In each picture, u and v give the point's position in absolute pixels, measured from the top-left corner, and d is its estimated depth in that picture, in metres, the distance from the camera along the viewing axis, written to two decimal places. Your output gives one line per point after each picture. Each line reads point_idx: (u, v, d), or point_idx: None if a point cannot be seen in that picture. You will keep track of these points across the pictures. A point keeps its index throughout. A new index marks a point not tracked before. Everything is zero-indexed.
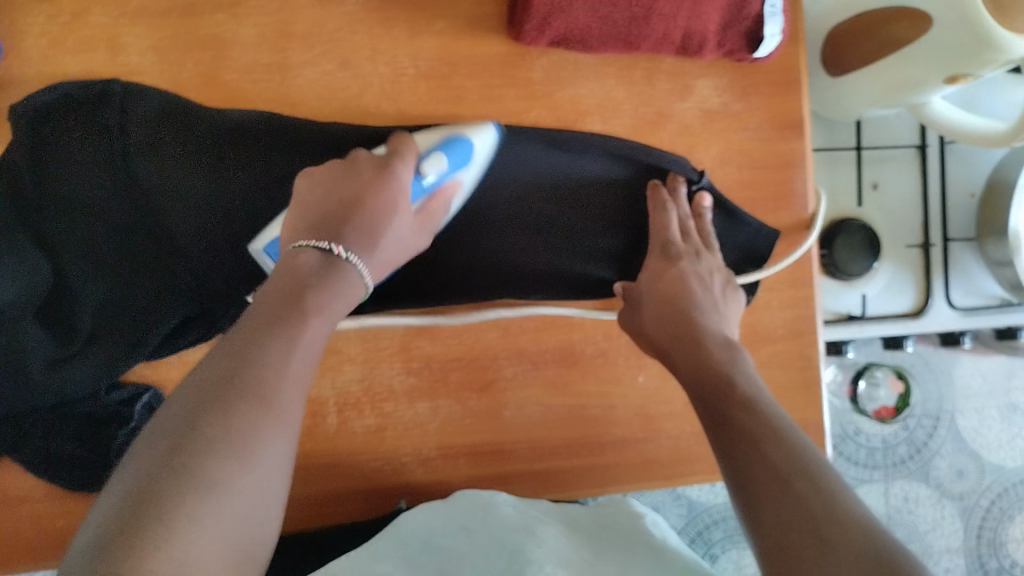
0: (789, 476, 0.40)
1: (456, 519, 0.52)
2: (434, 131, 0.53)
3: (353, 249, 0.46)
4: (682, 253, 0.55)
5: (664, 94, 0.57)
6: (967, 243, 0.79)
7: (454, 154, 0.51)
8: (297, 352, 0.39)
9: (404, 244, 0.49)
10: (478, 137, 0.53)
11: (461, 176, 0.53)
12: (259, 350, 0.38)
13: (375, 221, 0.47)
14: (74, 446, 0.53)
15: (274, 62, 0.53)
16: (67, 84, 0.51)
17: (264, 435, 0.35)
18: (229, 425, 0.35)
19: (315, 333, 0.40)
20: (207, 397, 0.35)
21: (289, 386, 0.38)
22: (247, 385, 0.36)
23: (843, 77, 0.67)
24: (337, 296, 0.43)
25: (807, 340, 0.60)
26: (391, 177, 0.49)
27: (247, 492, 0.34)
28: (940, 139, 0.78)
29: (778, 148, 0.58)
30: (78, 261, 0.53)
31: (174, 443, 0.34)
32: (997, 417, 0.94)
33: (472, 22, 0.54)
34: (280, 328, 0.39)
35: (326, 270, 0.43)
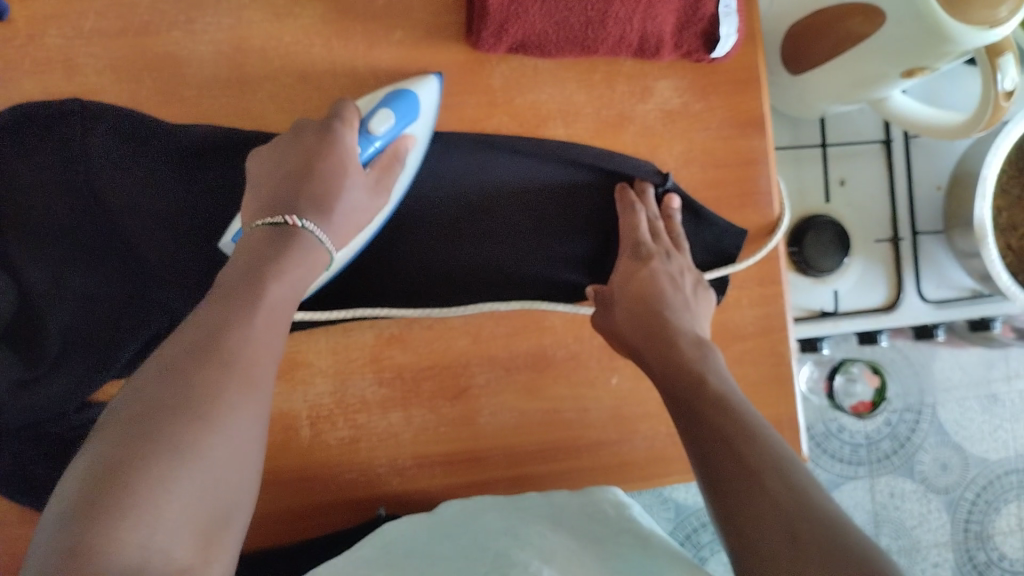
0: (760, 475, 0.40)
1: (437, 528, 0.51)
2: (377, 91, 0.51)
3: (309, 220, 0.46)
4: (653, 252, 0.55)
5: (625, 96, 0.57)
6: (936, 236, 0.79)
7: (399, 108, 0.50)
8: (258, 319, 0.39)
9: (359, 206, 0.48)
10: (421, 91, 0.51)
11: (411, 129, 0.51)
12: (220, 323, 0.38)
13: (327, 186, 0.46)
14: (43, 467, 0.53)
15: (234, 77, 0.53)
16: (27, 105, 0.51)
17: (229, 400, 0.36)
18: (191, 391, 0.35)
19: (277, 299, 0.41)
20: (168, 366, 0.36)
21: (253, 350, 0.38)
22: (208, 352, 0.36)
23: (803, 74, 0.68)
24: (299, 262, 0.43)
25: (778, 336, 0.60)
26: (337, 140, 0.47)
27: (216, 455, 0.34)
28: (904, 134, 0.79)
29: (740, 145, 0.59)
30: (41, 281, 0.52)
31: (138, 413, 0.34)
32: (978, 409, 0.95)
33: (430, 32, 0.55)
34: (243, 299, 0.40)
35: (281, 240, 0.44)
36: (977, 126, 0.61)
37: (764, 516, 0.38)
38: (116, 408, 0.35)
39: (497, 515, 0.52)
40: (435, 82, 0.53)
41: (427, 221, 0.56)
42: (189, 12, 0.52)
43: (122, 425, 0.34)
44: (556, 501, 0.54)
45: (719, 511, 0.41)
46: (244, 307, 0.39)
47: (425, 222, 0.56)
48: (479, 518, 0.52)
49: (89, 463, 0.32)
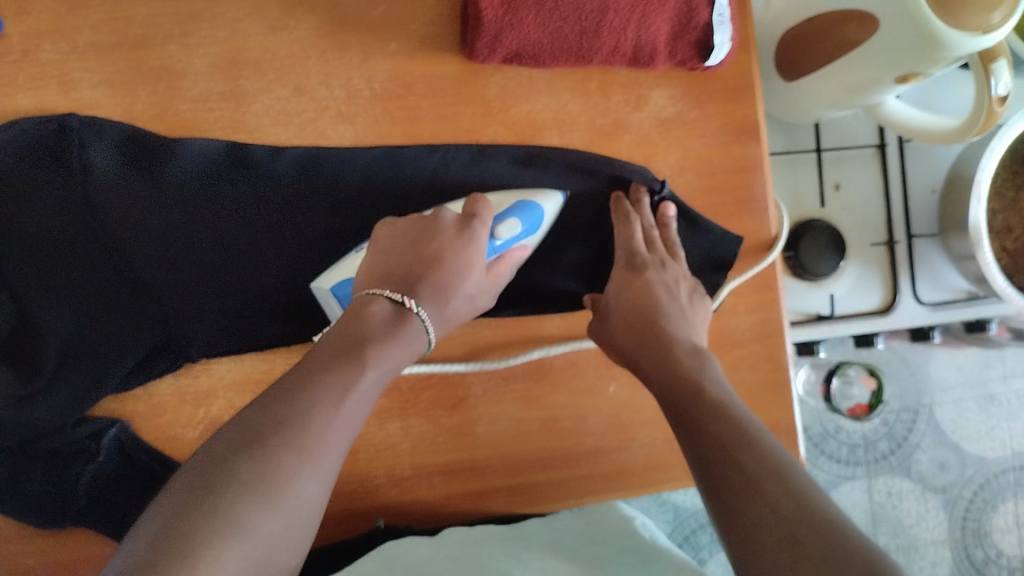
0: (759, 481, 0.40)
1: (442, 552, 0.52)
2: (509, 194, 0.54)
3: (424, 304, 0.47)
4: (649, 263, 0.55)
5: (619, 105, 0.57)
6: (932, 238, 0.79)
7: (527, 219, 0.52)
8: (346, 407, 0.41)
9: (471, 301, 0.50)
10: (547, 204, 0.53)
11: (529, 240, 0.53)
12: (308, 400, 0.40)
13: (448, 282, 0.49)
14: (40, 481, 0.52)
15: (228, 90, 0.53)
16: (25, 120, 0.51)
17: (299, 482, 0.37)
18: (267, 471, 0.36)
19: (368, 386, 0.42)
20: (253, 438, 0.37)
21: (334, 438, 0.39)
22: (293, 434, 0.38)
23: (796, 81, 0.68)
24: (399, 350, 0.44)
25: (775, 342, 0.60)
26: (471, 242, 0.50)
27: (273, 538, 0.35)
28: (898, 138, 0.79)
29: (735, 152, 0.59)
30: (40, 297, 0.53)
31: (213, 482, 0.36)
32: (975, 409, 0.95)
33: (424, 43, 0.55)
34: (340, 381, 0.41)
35: (389, 322, 0.45)
36: (971, 133, 0.61)
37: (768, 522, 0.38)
38: (198, 464, 0.37)
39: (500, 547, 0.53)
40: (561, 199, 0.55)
41: None
42: (183, 26, 0.52)
43: (197, 490, 0.35)
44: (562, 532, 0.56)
45: (721, 522, 0.41)
46: (336, 391, 0.41)
47: None
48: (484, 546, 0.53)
49: (163, 520, 0.34)
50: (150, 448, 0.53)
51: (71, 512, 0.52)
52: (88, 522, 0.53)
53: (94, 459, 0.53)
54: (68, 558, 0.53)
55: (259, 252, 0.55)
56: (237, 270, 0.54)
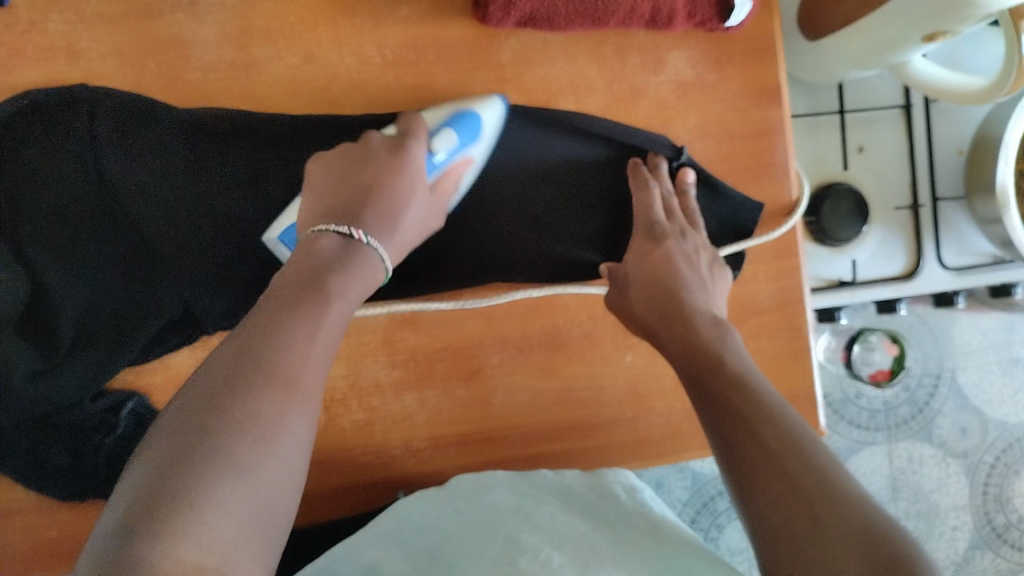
0: (781, 454, 0.40)
1: (448, 505, 0.51)
2: (443, 107, 0.53)
3: (372, 234, 0.47)
4: (669, 230, 0.54)
5: (637, 68, 0.56)
6: (957, 202, 0.78)
7: (465, 130, 0.51)
8: (319, 342, 0.40)
9: (419, 224, 0.50)
10: (487, 111, 0.52)
11: (471, 152, 0.53)
12: (284, 334, 0.38)
13: (391, 205, 0.48)
14: (60, 455, 0.53)
15: (237, 59, 0.52)
16: (33, 92, 0.50)
17: (289, 419, 0.36)
18: (253, 410, 0.35)
19: (334, 321, 0.41)
20: (230, 379, 0.36)
21: (310, 374, 0.38)
22: (276, 369, 0.37)
23: (821, 41, 0.66)
24: (357, 275, 0.44)
25: (795, 311, 0.59)
26: (409, 159, 0.49)
27: (273, 477, 0.34)
28: (924, 98, 0.77)
29: (755, 116, 0.57)
30: (54, 270, 0.52)
31: (207, 415, 0.34)
32: (998, 373, 0.94)
33: (437, 8, 0.53)
34: (309, 317, 0.40)
35: (342, 254, 0.44)
36: (998, 93, 0.59)
37: (790, 496, 0.38)
38: (177, 404, 0.35)
39: (509, 493, 0.52)
40: (501, 105, 0.53)
41: None
42: None
43: (187, 429, 0.33)
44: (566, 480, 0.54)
45: (741, 495, 0.40)
46: (302, 326, 0.39)
47: None
48: (493, 492, 0.52)
49: (153, 464, 0.32)
50: None
51: (92, 484, 0.53)
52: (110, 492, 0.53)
53: (114, 433, 0.53)
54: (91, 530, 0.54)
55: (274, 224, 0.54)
56: (253, 243, 0.54)
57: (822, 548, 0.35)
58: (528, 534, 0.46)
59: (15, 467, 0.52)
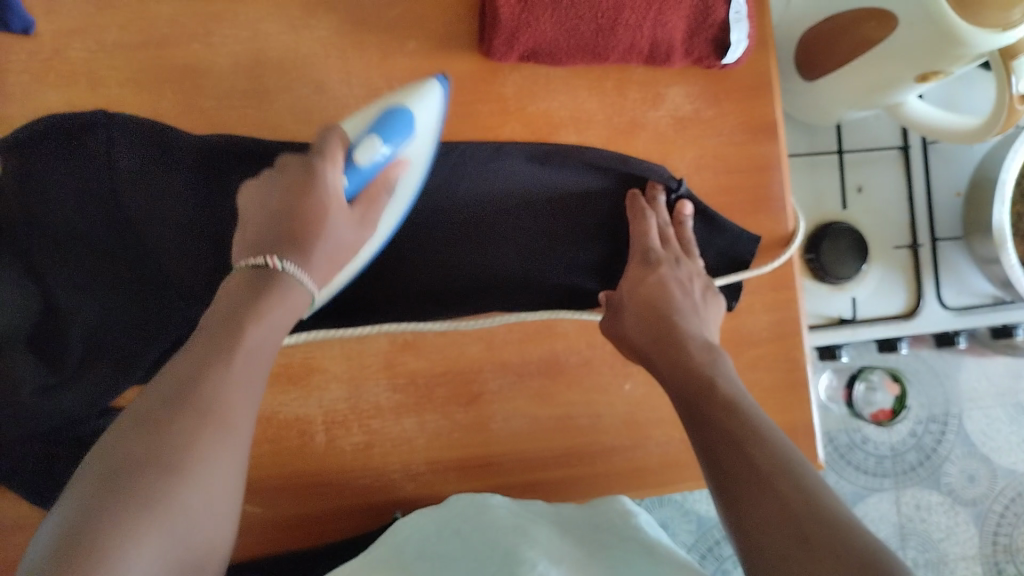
0: (771, 476, 0.40)
1: (449, 525, 0.51)
2: (369, 110, 0.49)
3: (291, 260, 0.43)
4: (662, 257, 0.55)
5: (636, 103, 0.58)
6: (955, 242, 0.79)
7: (391, 130, 0.47)
8: (237, 366, 0.38)
9: (346, 242, 0.46)
10: (420, 108, 0.49)
11: (405, 152, 0.49)
12: (196, 369, 0.37)
13: (308, 229, 0.43)
14: (68, 468, 0.53)
15: (251, 89, 0.54)
16: (51, 117, 0.52)
17: (202, 449, 0.35)
18: (165, 448, 0.34)
19: (257, 344, 0.40)
20: (137, 426, 0.35)
21: (232, 400, 0.37)
22: (184, 405, 0.36)
23: (817, 80, 0.68)
24: (282, 300, 0.41)
25: (792, 343, 0.60)
26: (319, 173, 0.44)
27: (194, 512, 0.34)
28: (922, 140, 0.78)
29: (752, 151, 0.59)
30: (65, 290, 0.53)
31: (114, 463, 0.34)
32: (1005, 419, 0.94)
33: (443, 42, 0.56)
34: (228, 346, 0.39)
35: (266, 282, 0.41)
36: (991, 132, 0.61)
37: (778, 514, 0.38)
38: (94, 456, 0.34)
39: (507, 514, 0.52)
40: (438, 90, 0.51)
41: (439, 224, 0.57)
42: (208, 26, 0.54)
43: (96, 479, 0.33)
44: (563, 512, 0.55)
45: (731, 515, 0.41)
46: (220, 357, 0.38)
47: (439, 225, 0.57)
48: (492, 512, 0.52)
49: (64, 516, 0.32)
50: None
51: None
52: None
53: None
54: None
55: None
56: None
57: (807, 563, 0.35)
58: (527, 548, 0.46)
59: (24, 482, 0.53)
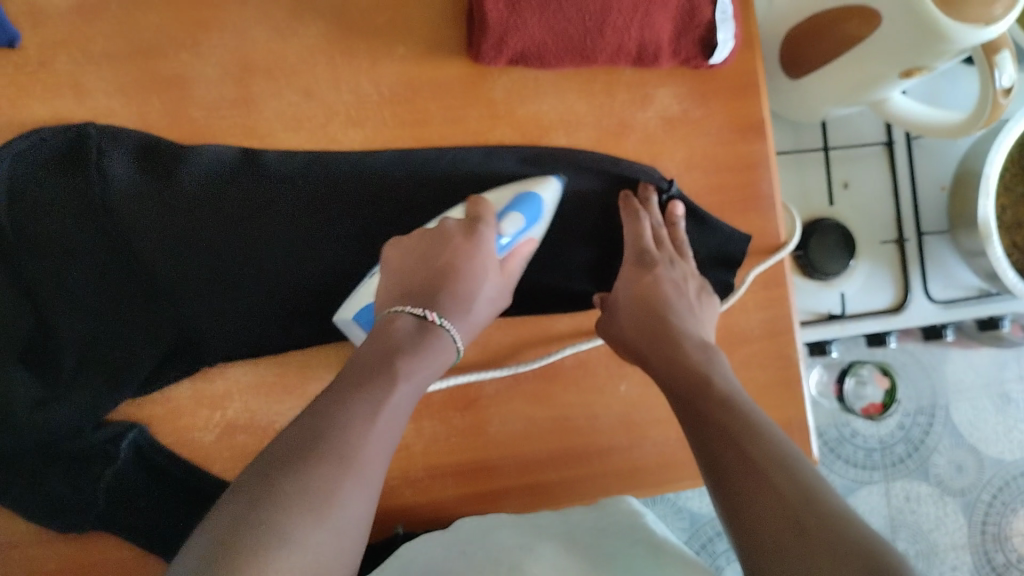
0: (765, 469, 0.40)
1: (455, 543, 0.52)
2: (505, 191, 0.55)
3: (446, 315, 0.49)
4: (660, 258, 0.56)
5: (625, 105, 0.58)
6: (941, 235, 0.80)
7: (528, 210, 0.54)
8: (383, 421, 0.42)
9: (492, 302, 0.52)
10: (546, 192, 0.55)
11: (535, 230, 0.55)
12: (344, 412, 0.41)
13: (464, 287, 0.50)
14: (59, 487, 0.52)
15: (239, 97, 0.54)
16: (44, 129, 0.52)
17: (342, 492, 0.38)
18: (310, 483, 0.37)
19: (402, 401, 0.43)
20: (299, 452, 0.38)
21: (378, 453, 0.40)
22: (334, 447, 0.39)
23: (802, 79, 0.69)
24: (431, 362, 0.46)
25: (785, 339, 0.60)
26: (478, 242, 0.51)
27: (325, 551, 0.36)
28: (905, 136, 0.79)
29: (741, 149, 0.59)
30: (59, 306, 0.53)
31: (267, 486, 0.37)
32: (992, 409, 0.95)
33: (431, 47, 0.56)
34: (383, 400, 0.42)
35: (422, 338, 0.47)
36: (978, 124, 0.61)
37: (774, 505, 0.38)
38: (256, 466, 0.39)
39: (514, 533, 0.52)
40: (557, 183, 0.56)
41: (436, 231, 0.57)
42: (195, 35, 0.54)
43: (253, 493, 0.37)
44: (572, 521, 0.55)
45: (727, 507, 0.40)
46: (372, 410, 0.42)
47: None
48: (496, 534, 0.52)
49: (226, 521, 0.35)
50: (169, 452, 0.53)
51: (93, 518, 0.52)
52: (106, 526, 0.53)
53: (113, 464, 0.53)
54: (81, 563, 0.53)
55: (275, 258, 0.55)
56: (253, 279, 0.55)
57: (806, 551, 0.35)
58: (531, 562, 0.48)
59: (15, 500, 0.52)
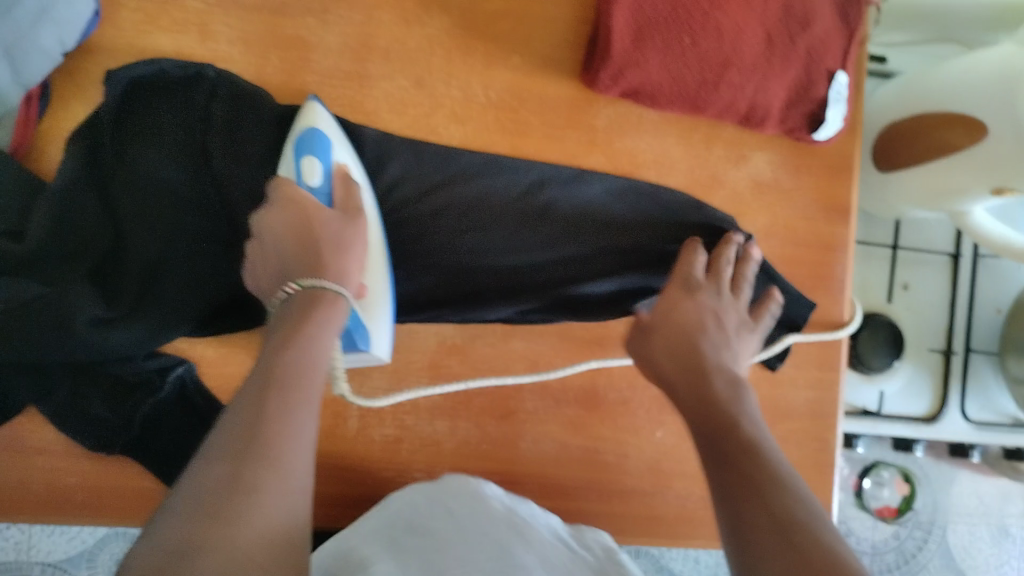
0: (789, 529, 0.35)
1: (443, 505, 0.50)
2: (285, 151, 0.50)
3: (309, 276, 0.44)
4: (705, 286, 0.52)
5: (720, 159, 0.59)
6: (988, 356, 0.80)
7: (314, 146, 0.49)
8: (279, 392, 0.37)
9: (350, 239, 0.46)
10: (319, 119, 0.50)
11: (338, 155, 0.50)
12: (244, 403, 0.36)
13: (306, 243, 0.45)
14: (97, 405, 0.53)
15: (354, 71, 0.55)
16: (166, 61, 0.52)
17: (254, 480, 0.33)
18: (217, 486, 0.33)
19: (297, 364, 0.39)
20: (204, 460, 0.34)
21: (286, 422, 0.36)
22: (235, 441, 0.34)
23: (891, 175, 0.69)
24: (316, 325, 0.41)
25: (826, 422, 0.60)
26: (285, 199, 0.46)
27: (249, 542, 0.31)
28: (974, 251, 0.79)
29: (823, 229, 0.60)
30: (137, 232, 0.52)
31: (178, 508, 0.32)
32: (987, 539, 0.93)
33: (547, 64, 0.57)
34: (278, 380, 0.37)
35: (292, 309, 0.42)
36: None
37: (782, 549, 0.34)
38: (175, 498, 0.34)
39: (505, 507, 0.51)
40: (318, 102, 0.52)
41: (510, 234, 0.57)
42: (326, 3, 0.55)
43: (166, 521, 0.32)
44: (551, 518, 0.53)
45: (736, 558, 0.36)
46: (263, 390, 0.37)
47: (511, 238, 0.57)
48: (488, 503, 0.51)
49: (139, 558, 0.31)
50: (211, 396, 0.55)
51: (124, 441, 0.53)
52: (137, 454, 0.54)
53: (156, 395, 0.54)
54: (107, 486, 0.55)
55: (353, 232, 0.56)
56: None
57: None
58: (522, 551, 0.46)
59: (54, 408, 0.53)
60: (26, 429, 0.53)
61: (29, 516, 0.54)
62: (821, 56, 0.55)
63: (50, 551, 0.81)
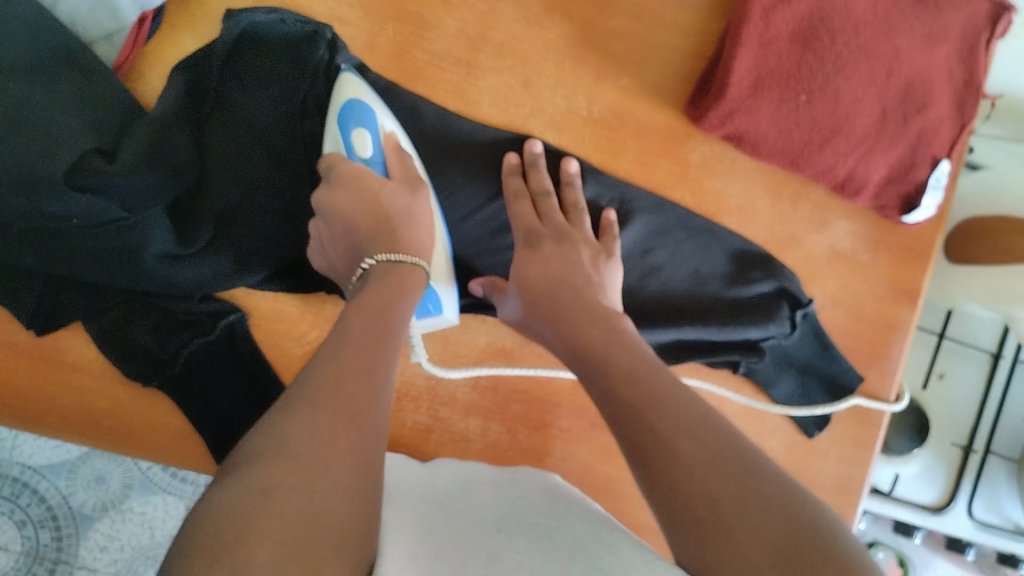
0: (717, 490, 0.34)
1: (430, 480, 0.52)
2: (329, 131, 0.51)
3: (382, 250, 0.48)
4: (579, 240, 0.52)
5: (803, 221, 0.58)
6: (1006, 461, 0.79)
7: (361, 118, 0.50)
8: (353, 357, 0.37)
9: (416, 210, 0.49)
10: (356, 87, 0.51)
11: (387, 123, 0.52)
12: (322, 363, 0.36)
13: (375, 220, 0.48)
14: (143, 335, 0.53)
15: (464, 59, 0.55)
16: (288, 13, 0.53)
17: (332, 429, 0.33)
18: (297, 433, 0.32)
19: (371, 332, 0.40)
20: (279, 409, 0.33)
21: (363, 385, 0.36)
22: (313, 395, 0.34)
23: (958, 267, 0.68)
24: (393, 295, 0.44)
25: (852, 499, 0.59)
26: (348, 178, 0.48)
27: (332, 485, 0.31)
28: (1016, 356, 0.78)
29: (888, 309, 0.59)
30: (220, 173, 0.52)
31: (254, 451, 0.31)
32: None
33: (654, 89, 0.56)
34: (351, 346, 0.38)
35: (374, 281, 0.45)
36: None
37: (765, 547, 0.31)
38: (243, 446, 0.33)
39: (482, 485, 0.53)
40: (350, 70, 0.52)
41: None
42: None
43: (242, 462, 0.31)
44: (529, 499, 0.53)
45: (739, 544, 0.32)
46: (339, 355, 0.37)
47: None
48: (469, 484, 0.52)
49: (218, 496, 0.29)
50: (256, 350, 0.55)
51: (164, 374, 0.53)
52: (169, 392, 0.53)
53: (205, 337, 0.54)
54: (133, 416, 0.54)
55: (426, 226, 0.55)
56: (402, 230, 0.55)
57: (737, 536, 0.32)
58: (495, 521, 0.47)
59: (101, 329, 0.53)
60: (69, 345, 0.53)
61: (53, 430, 0.54)
62: (930, 140, 0.54)
63: (33, 454, 0.87)
